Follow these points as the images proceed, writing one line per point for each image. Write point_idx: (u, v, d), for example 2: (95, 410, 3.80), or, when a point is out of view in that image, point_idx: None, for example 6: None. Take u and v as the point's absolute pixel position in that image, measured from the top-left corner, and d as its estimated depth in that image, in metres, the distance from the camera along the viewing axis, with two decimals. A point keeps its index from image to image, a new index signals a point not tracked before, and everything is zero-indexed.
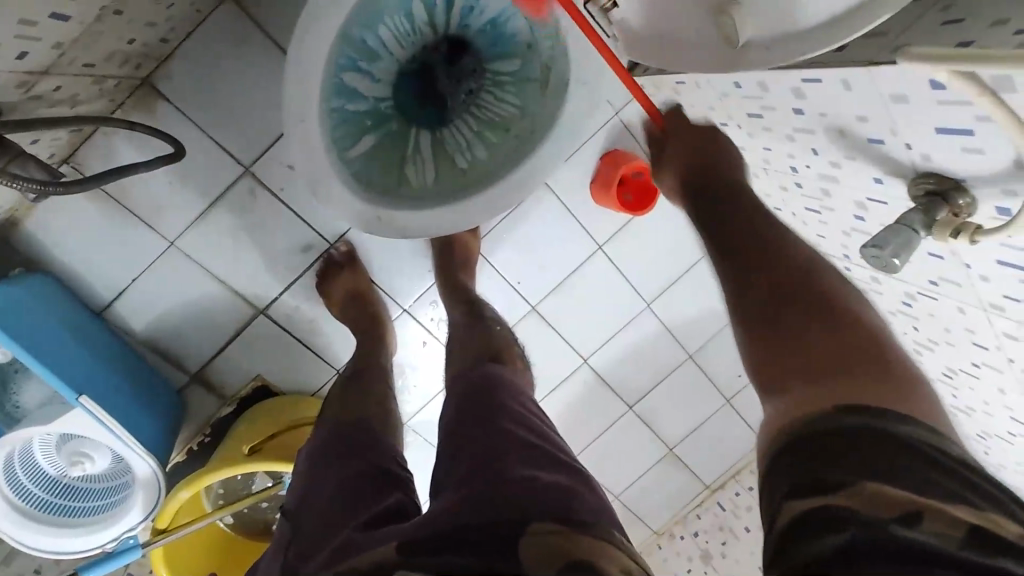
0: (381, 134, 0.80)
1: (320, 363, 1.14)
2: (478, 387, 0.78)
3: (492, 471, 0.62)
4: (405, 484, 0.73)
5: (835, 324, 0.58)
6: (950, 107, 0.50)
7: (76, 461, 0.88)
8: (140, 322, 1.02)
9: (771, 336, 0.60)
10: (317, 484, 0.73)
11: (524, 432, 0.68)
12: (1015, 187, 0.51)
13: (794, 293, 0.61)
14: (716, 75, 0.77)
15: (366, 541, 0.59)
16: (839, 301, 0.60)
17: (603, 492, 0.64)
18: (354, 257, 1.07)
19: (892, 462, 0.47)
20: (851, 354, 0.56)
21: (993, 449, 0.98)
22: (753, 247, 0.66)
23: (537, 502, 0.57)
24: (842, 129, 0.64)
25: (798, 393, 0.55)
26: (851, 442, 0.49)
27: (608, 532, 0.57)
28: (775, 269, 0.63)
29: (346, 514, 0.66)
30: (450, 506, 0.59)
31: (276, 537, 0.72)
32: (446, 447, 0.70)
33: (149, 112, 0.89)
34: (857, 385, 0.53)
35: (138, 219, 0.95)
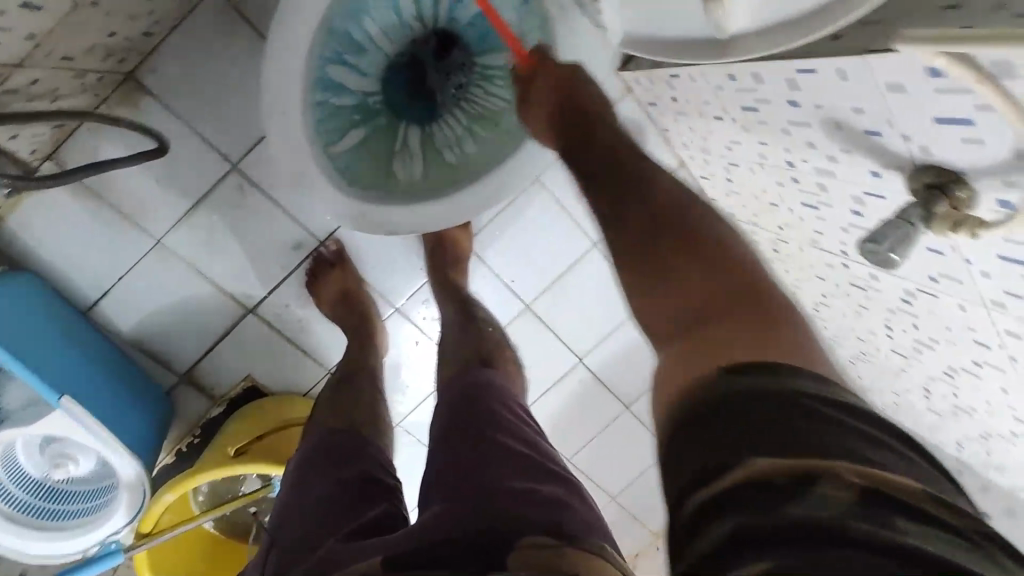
0: (369, 129, 0.79)
1: (311, 363, 1.13)
2: (470, 393, 0.76)
3: (484, 482, 0.61)
4: (394, 492, 0.71)
5: (705, 272, 0.57)
6: (949, 96, 0.48)
7: (59, 463, 0.87)
8: (126, 321, 1.00)
9: (659, 285, 0.58)
10: (301, 494, 0.71)
11: (515, 440, 0.67)
12: (1016, 179, 0.49)
13: (678, 244, 0.59)
14: (710, 68, 0.76)
15: (351, 554, 0.57)
16: (713, 244, 0.59)
17: (593, 501, 0.63)
18: (344, 255, 1.05)
19: (772, 422, 0.44)
20: (729, 293, 0.55)
21: (994, 449, 0.96)
22: (638, 181, 0.65)
23: (529, 516, 0.56)
24: (839, 121, 0.62)
25: (684, 347, 0.54)
26: (744, 416, 0.45)
27: (598, 544, 0.56)
28: (659, 222, 0.61)
29: (331, 522, 0.64)
30: (438, 520, 0.58)
31: (260, 542, 0.70)
32: (436, 454, 0.69)
33: (133, 108, 0.87)
34: (747, 335, 0.51)
35: (123, 217, 0.93)
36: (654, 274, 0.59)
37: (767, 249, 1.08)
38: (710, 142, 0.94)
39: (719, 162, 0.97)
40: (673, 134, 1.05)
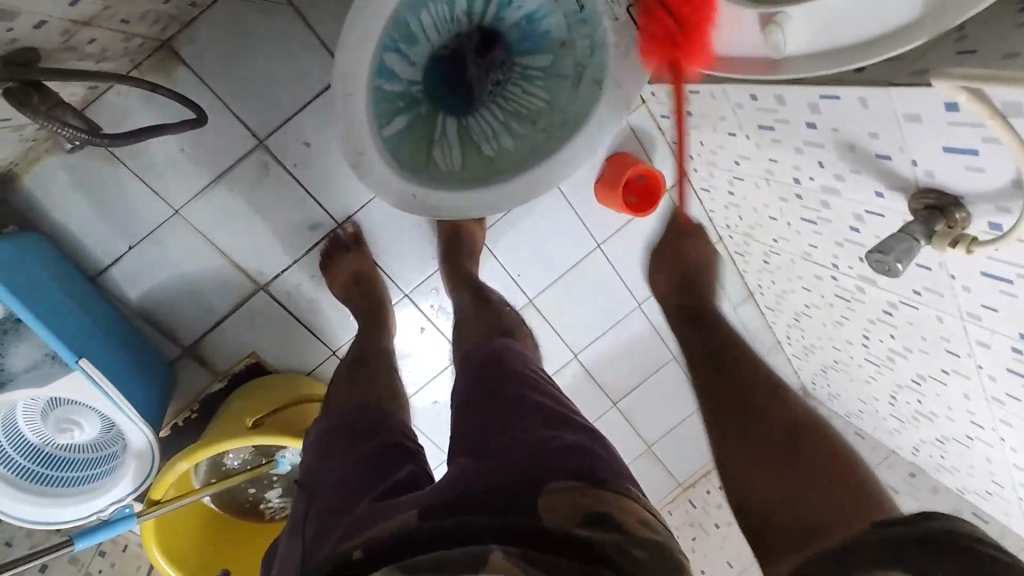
0: (412, 116, 0.81)
1: (316, 344, 1.13)
2: (488, 362, 0.80)
3: (505, 440, 0.65)
4: (416, 455, 0.74)
5: (798, 471, 0.68)
6: (960, 128, 0.56)
7: (64, 428, 0.85)
8: (135, 290, 0.99)
9: (761, 464, 0.71)
10: (328, 462, 0.74)
11: (532, 397, 0.71)
12: (1009, 206, 0.57)
13: (778, 434, 0.72)
14: (733, 86, 0.82)
15: (382, 508, 0.61)
16: (766, 422, 0.74)
17: (611, 445, 0.66)
18: (360, 239, 1.07)
19: (926, 553, 0.51)
20: (835, 478, 0.67)
21: (949, 453, 1.06)
22: (736, 399, 0.77)
23: (551, 464, 0.60)
24: (852, 144, 0.70)
25: (788, 553, 0.63)
26: (887, 549, 0.54)
27: (621, 487, 0.60)
28: (735, 401, 0.77)
29: (362, 489, 0.67)
30: (466, 473, 0.61)
31: (292, 514, 0.73)
32: (458, 424, 0.73)
33: (168, 77, 0.87)
34: (836, 527, 0.62)
35: (143, 183, 0.93)
36: (735, 457, 0.73)
37: (759, 260, 1.18)
38: (718, 156, 1.02)
39: (724, 176, 1.05)
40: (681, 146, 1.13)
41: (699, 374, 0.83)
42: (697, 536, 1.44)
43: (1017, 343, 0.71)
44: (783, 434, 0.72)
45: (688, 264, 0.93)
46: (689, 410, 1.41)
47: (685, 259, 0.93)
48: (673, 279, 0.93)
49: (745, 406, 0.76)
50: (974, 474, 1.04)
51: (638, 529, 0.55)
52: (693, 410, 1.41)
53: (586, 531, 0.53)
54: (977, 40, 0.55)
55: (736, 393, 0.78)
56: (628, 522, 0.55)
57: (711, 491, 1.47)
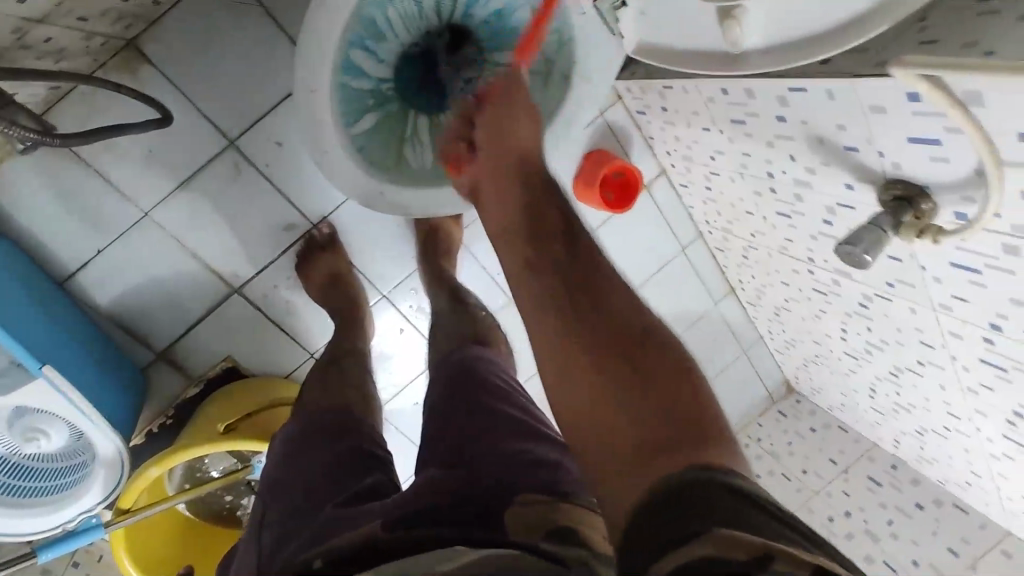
0: (382, 114, 0.81)
1: (294, 346, 1.12)
2: (463, 369, 0.79)
3: (476, 452, 0.64)
4: (386, 464, 0.73)
5: (666, 414, 0.49)
6: (923, 119, 0.56)
7: (30, 438, 0.83)
8: (104, 295, 0.97)
9: (624, 367, 0.52)
10: (296, 466, 0.73)
11: (505, 409, 0.71)
12: (973, 194, 0.57)
13: (625, 332, 0.54)
14: (705, 81, 0.82)
15: (347, 517, 0.60)
16: (658, 361, 0.52)
17: (581, 461, 0.66)
18: (335, 240, 1.06)
19: (705, 514, 0.42)
20: (693, 418, 0.49)
21: (928, 445, 1.07)
22: (591, 285, 0.58)
23: (521, 478, 0.59)
24: (821, 137, 0.70)
25: (619, 472, 0.48)
26: (700, 498, 0.43)
27: (589, 499, 0.59)
28: (589, 306, 0.56)
29: (327, 495, 0.66)
30: (434, 483, 0.61)
31: (253, 519, 0.72)
32: (430, 432, 0.72)
33: (132, 76, 0.85)
34: (645, 463, 0.47)
35: (110, 185, 0.91)
36: (615, 403, 0.50)
37: (738, 255, 1.18)
38: (694, 152, 1.02)
39: (701, 171, 1.04)
40: (658, 142, 1.12)
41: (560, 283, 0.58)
42: None
43: (988, 333, 0.71)
44: (669, 361, 0.52)
45: (515, 170, 0.69)
46: None
47: (516, 174, 0.69)
48: (490, 191, 0.70)
49: (642, 338, 0.54)
50: (953, 465, 1.05)
51: (605, 545, 0.54)
52: None
53: (552, 545, 0.51)
54: (938, 29, 0.54)
55: (608, 295, 0.57)
56: (594, 537, 0.54)
57: None
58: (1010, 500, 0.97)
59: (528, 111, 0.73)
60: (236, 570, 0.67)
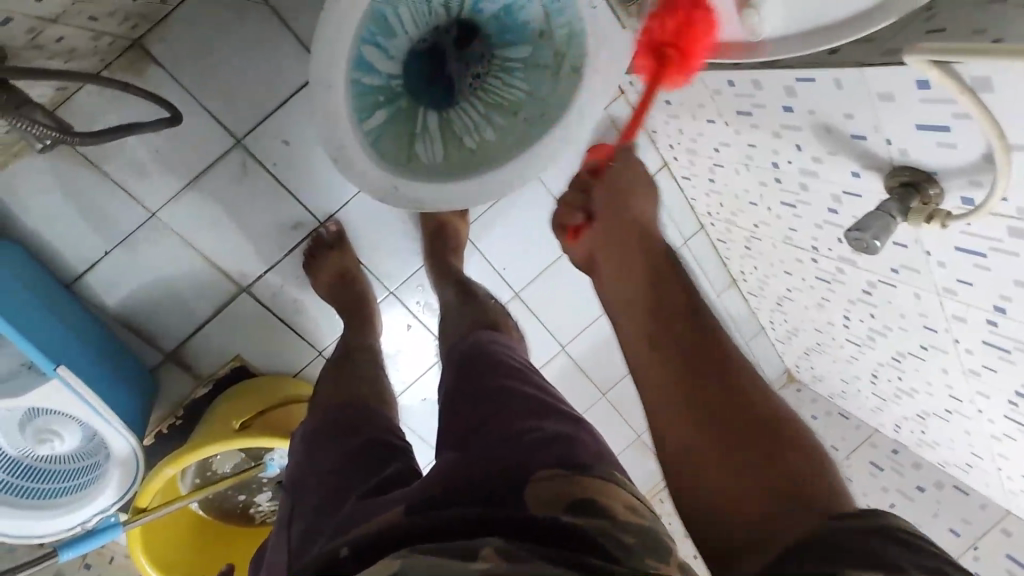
0: (392, 111, 0.81)
1: (302, 344, 1.12)
2: (473, 355, 0.79)
3: (489, 435, 0.64)
4: (404, 451, 0.74)
5: (770, 442, 0.52)
6: (931, 105, 0.58)
7: (43, 440, 0.82)
8: (113, 296, 0.97)
9: (703, 421, 0.54)
10: (315, 463, 0.73)
11: (517, 388, 0.71)
12: (981, 178, 0.58)
13: (701, 359, 0.58)
14: (711, 73, 0.83)
15: (369, 507, 0.60)
16: (753, 386, 0.56)
17: (597, 432, 0.66)
18: (343, 237, 1.06)
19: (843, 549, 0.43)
20: (790, 459, 0.51)
21: (930, 428, 1.09)
22: (711, 393, 0.56)
23: (537, 453, 0.59)
24: (828, 126, 0.71)
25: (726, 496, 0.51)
26: (831, 540, 0.44)
27: (608, 471, 0.60)
28: (717, 400, 0.55)
29: (347, 486, 0.67)
30: (452, 468, 0.61)
31: (280, 514, 0.73)
32: (444, 419, 0.73)
33: (139, 76, 0.85)
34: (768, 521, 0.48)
35: (117, 186, 0.90)
36: (726, 428, 0.53)
37: (741, 245, 1.19)
38: (698, 144, 1.03)
39: (704, 163, 1.06)
40: (661, 135, 1.13)
41: (654, 329, 0.62)
42: None
43: (992, 315, 0.73)
44: (756, 412, 0.54)
45: (633, 224, 0.69)
46: None
47: (629, 225, 0.69)
48: (606, 244, 0.69)
49: (715, 351, 0.59)
50: (956, 447, 1.07)
51: (626, 513, 0.55)
52: None
53: (574, 519, 0.52)
54: (945, 18, 0.56)
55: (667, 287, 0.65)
56: (614, 507, 0.55)
57: None
58: (1011, 479, 0.99)
59: (646, 183, 0.72)
60: (267, 566, 0.69)
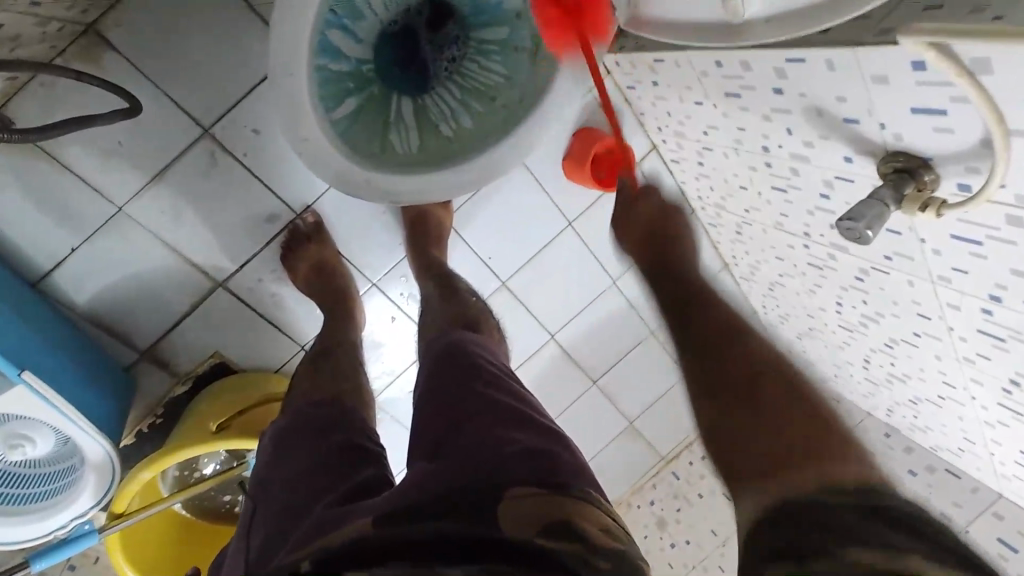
0: (364, 97, 0.78)
1: (283, 339, 1.09)
2: (450, 355, 0.77)
3: (466, 441, 0.63)
4: (378, 456, 0.72)
5: (786, 413, 0.64)
6: (928, 88, 0.55)
7: (14, 447, 0.79)
8: (82, 294, 0.94)
9: (741, 403, 0.68)
10: (285, 466, 0.71)
11: (494, 394, 0.69)
12: (979, 165, 0.55)
13: (739, 359, 0.72)
14: (698, 53, 0.80)
15: (338, 516, 0.58)
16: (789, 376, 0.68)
17: (575, 446, 0.65)
18: (321, 229, 1.02)
19: (858, 529, 0.50)
20: (800, 421, 0.63)
21: (921, 414, 1.08)
22: (753, 374, 0.70)
23: (512, 468, 0.58)
24: (820, 109, 0.68)
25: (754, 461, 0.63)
26: (840, 520, 0.51)
27: (584, 490, 0.59)
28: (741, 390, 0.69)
29: (317, 493, 0.65)
30: (424, 478, 0.59)
31: (242, 519, 0.71)
32: (418, 421, 0.70)
33: (95, 64, 0.80)
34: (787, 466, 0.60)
35: (79, 181, 0.86)
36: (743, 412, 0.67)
37: (731, 231, 1.17)
38: (687, 127, 0.99)
39: (693, 147, 1.02)
40: (649, 118, 1.09)
41: (689, 356, 0.77)
42: (681, 507, 1.43)
43: (986, 304, 0.71)
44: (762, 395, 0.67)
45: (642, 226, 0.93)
46: (667, 384, 1.40)
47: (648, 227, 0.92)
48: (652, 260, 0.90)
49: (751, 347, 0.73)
50: (946, 433, 1.06)
51: (600, 535, 0.54)
52: (671, 384, 1.41)
53: (549, 542, 0.51)
54: None
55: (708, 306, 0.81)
56: (590, 528, 0.54)
57: (693, 463, 1.46)
58: (1003, 465, 0.98)
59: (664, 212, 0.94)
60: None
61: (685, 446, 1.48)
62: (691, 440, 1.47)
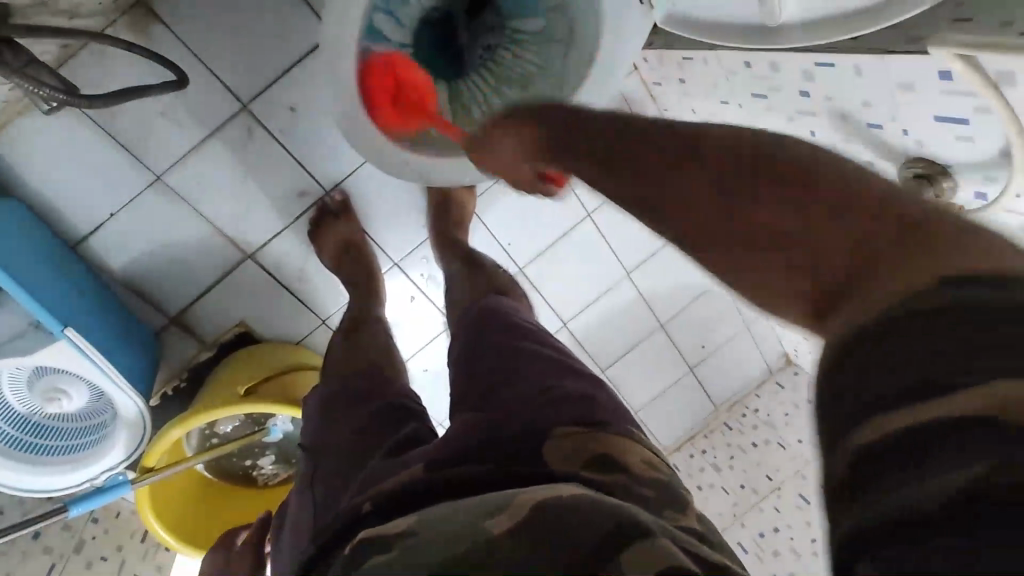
0: (402, 79, 0.81)
1: (306, 312, 1.13)
2: (485, 317, 0.80)
3: (508, 392, 0.66)
4: (418, 413, 0.75)
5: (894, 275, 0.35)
6: (953, 99, 0.56)
7: (51, 399, 0.83)
8: (118, 258, 0.97)
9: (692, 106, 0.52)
10: (335, 426, 0.74)
11: (531, 347, 0.72)
12: (996, 175, 0.57)
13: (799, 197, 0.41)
14: (729, 54, 0.82)
15: (391, 465, 0.62)
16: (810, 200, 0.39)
17: (613, 392, 0.67)
18: (349, 207, 1.05)
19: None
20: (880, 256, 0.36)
21: None
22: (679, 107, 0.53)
23: (556, 411, 0.61)
24: (846, 113, 0.70)
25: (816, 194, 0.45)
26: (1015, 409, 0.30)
27: (624, 427, 0.62)
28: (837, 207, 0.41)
29: (367, 447, 0.68)
30: (470, 425, 0.62)
31: (300, 476, 0.74)
32: (457, 385, 0.74)
33: (143, 36, 0.83)
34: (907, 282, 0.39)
35: (121, 148, 0.89)
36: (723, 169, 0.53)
37: None
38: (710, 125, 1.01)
39: None
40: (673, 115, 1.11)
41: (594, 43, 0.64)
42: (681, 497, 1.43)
43: None
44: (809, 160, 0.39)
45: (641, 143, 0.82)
46: (673, 377, 1.43)
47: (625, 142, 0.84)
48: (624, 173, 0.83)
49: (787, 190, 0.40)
50: None
51: (643, 467, 0.58)
52: (678, 376, 1.43)
53: (592, 474, 0.55)
54: None
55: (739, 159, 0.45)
56: (633, 461, 0.58)
57: (694, 455, 1.49)
58: None
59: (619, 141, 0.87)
60: (290, 522, 0.69)
61: (687, 438, 1.52)
62: (693, 434, 1.51)
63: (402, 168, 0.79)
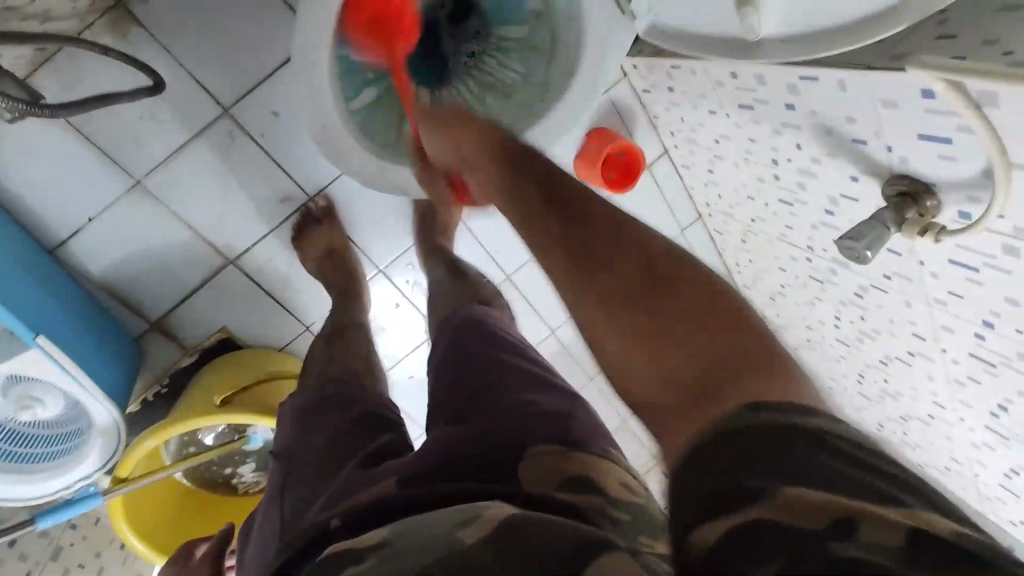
0: (383, 87, 0.80)
1: (289, 318, 1.12)
2: (466, 328, 0.79)
3: (485, 405, 0.64)
4: (394, 424, 0.73)
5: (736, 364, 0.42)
6: (936, 116, 0.55)
7: (25, 407, 0.82)
8: (96, 263, 0.96)
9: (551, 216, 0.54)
10: (309, 435, 0.73)
11: (510, 360, 0.71)
12: (978, 196, 0.57)
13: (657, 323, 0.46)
14: (715, 64, 0.81)
15: (363, 479, 0.60)
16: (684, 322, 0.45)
17: (592, 407, 0.66)
18: (332, 213, 1.04)
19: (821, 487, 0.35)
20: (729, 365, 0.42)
21: (913, 430, 1.08)
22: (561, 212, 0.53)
23: (533, 428, 0.60)
24: (830, 127, 0.69)
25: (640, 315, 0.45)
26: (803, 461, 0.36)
27: (602, 447, 0.61)
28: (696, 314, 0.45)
29: (340, 458, 0.67)
30: (445, 440, 0.61)
31: (270, 486, 0.72)
32: (434, 394, 0.72)
33: (121, 39, 0.82)
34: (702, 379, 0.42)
35: (99, 153, 0.88)
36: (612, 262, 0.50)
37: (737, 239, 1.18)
38: (698, 134, 1.00)
39: (704, 154, 1.03)
40: (662, 122, 1.10)
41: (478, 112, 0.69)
42: None
43: (980, 329, 0.72)
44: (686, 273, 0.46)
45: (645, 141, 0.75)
46: None
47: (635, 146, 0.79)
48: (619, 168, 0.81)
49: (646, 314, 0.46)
50: (935, 449, 1.06)
51: (618, 489, 0.56)
52: None
53: (565, 495, 0.53)
54: (957, 25, 0.55)
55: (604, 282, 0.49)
56: (608, 482, 0.57)
57: None
58: (987, 486, 1.00)
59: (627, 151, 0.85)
60: (256, 535, 0.68)
61: None
62: None
63: (380, 181, 0.79)
